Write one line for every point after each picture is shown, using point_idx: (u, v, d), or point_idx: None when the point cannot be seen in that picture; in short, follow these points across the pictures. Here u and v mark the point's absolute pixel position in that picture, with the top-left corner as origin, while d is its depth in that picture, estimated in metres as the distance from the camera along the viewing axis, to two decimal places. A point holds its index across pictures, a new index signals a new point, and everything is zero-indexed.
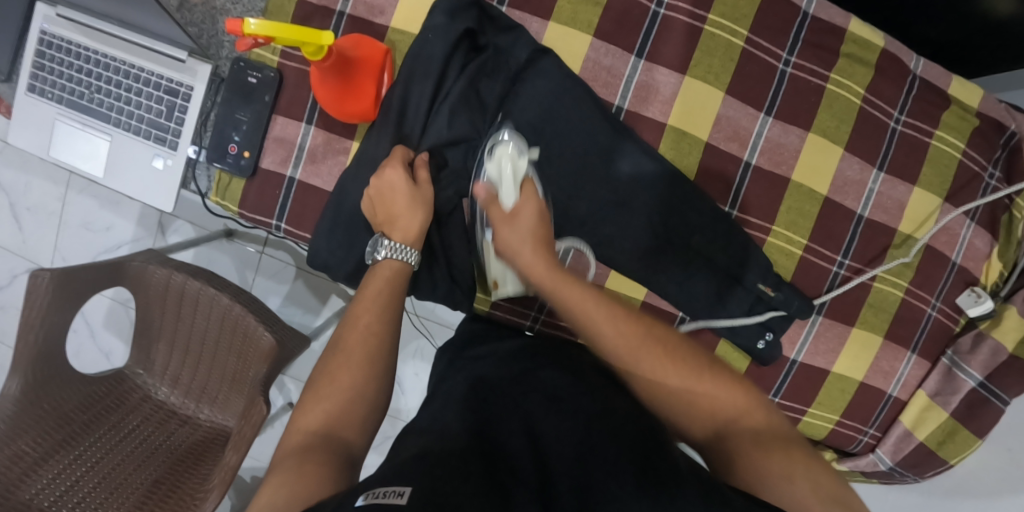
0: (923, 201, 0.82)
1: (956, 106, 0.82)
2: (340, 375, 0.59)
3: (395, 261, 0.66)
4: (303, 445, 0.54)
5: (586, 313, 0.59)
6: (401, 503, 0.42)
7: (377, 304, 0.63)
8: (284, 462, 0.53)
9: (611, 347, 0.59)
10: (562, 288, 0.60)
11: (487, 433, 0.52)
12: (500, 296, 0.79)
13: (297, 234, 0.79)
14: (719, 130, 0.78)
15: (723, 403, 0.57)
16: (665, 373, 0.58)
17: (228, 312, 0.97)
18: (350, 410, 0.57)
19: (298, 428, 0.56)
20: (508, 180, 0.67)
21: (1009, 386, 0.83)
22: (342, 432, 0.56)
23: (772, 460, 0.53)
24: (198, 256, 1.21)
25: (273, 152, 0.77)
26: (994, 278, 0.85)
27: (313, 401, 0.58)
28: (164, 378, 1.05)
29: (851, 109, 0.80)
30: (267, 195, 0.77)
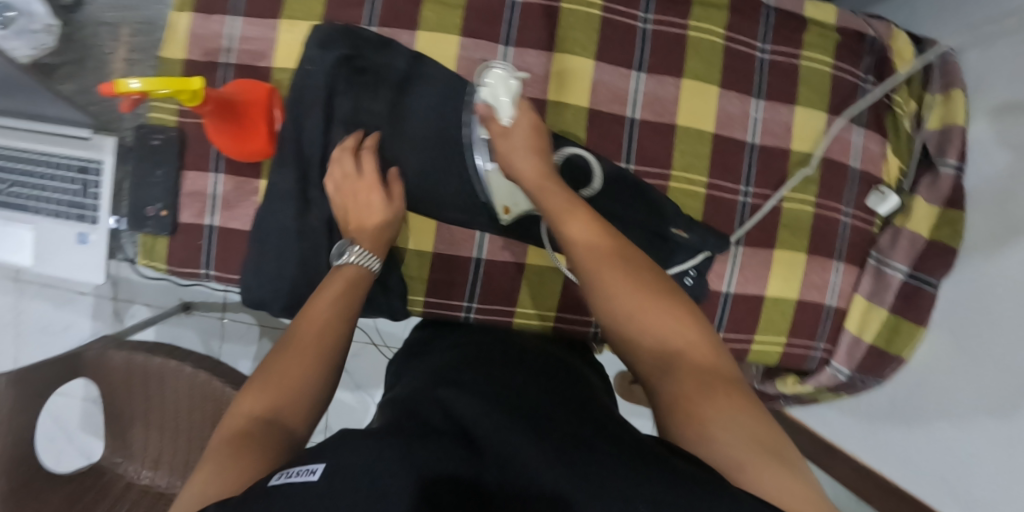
0: (808, 118, 0.86)
1: (815, 27, 0.86)
2: (289, 368, 0.57)
3: (358, 268, 0.67)
4: (243, 431, 0.51)
5: (580, 240, 0.57)
6: (311, 480, 0.41)
7: (333, 303, 0.62)
8: (220, 450, 0.50)
9: (599, 281, 0.54)
10: (552, 197, 0.60)
11: (414, 410, 0.51)
12: (431, 295, 0.82)
13: (226, 277, 0.82)
14: (597, 96, 0.83)
15: (675, 337, 0.52)
16: (650, 314, 0.53)
17: (194, 380, 0.99)
18: (297, 399, 0.56)
19: (239, 412, 0.54)
20: (506, 95, 0.66)
21: (933, 270, 0.86)
22: (287, 420, 0.54)
23: (700, 395, 0.49)
24: (161, 333, 1.23)
25: (190, 206, 0.81)
26: (896, 175, 0.89)
27: (262, 384, 0.56)
28: (145, 462, 1.06)
29: (717, 49, 0.84)
30: (192, 247, 0.82)
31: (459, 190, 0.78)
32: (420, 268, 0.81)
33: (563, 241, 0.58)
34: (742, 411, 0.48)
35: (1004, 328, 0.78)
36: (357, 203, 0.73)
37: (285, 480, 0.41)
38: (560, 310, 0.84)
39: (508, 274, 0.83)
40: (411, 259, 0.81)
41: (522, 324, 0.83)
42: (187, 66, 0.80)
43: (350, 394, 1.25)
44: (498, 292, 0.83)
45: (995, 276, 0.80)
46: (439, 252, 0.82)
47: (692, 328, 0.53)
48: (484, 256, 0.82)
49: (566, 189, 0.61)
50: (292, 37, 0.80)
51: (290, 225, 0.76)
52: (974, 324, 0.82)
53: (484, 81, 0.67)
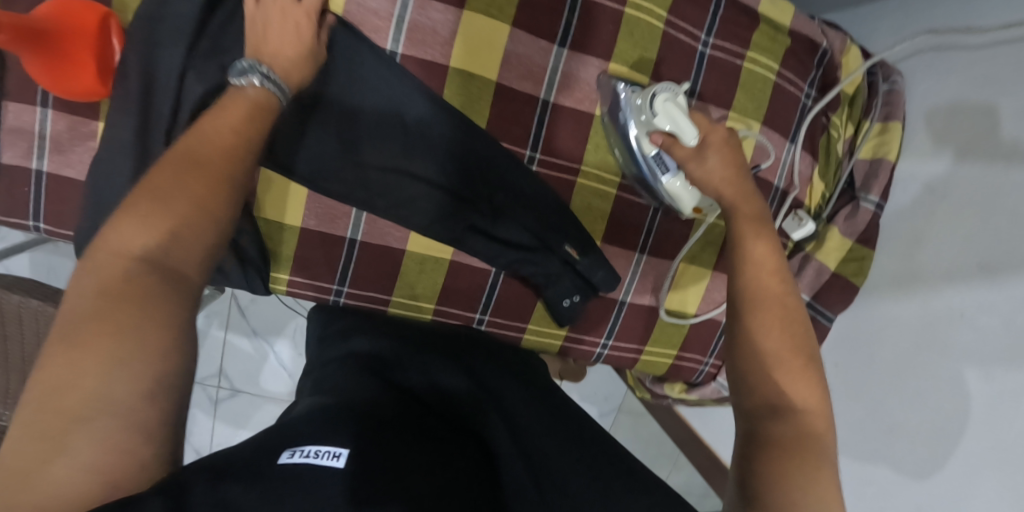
0: (740, 127, 0.78)
1: (766, 26, 0.77)
2: (186, 197, 0.45)
3: (267, 95, 0.54)
4: (129, 285, 0.41)
5: (757, 271, 0.54)
6: (337, 468, 0.43)
7: (244, 128, 0.51)
8: (105, 319, 0.39)
9: (759, 312, 0.52)
10: (745, 221, 0.58)
11: (395, 401, 0.57)
12: (297, 274, 0.74)
13: (60, 232, 0.71)
14: (508, 70, 0.72)
15: (799, 391, 0.49)
16: (791, 369, 0.49)
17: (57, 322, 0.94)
18: (195, 238, 0.45)
19: (115, 249, 0.42)
20: (677, 118, 0.63)
21: (833, 304, 0.83)
22: (181, 265, 0.44)
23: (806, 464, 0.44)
24: (36, 262, 1.11)
25: (13, 145, 0.68)
26: (818, 199, 0.84)
27: (141, 209, 0.43)
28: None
29: (655, 35, 0.74)
30: (17, 193, 0.69)
31: (350, 168, 0.69)
32: (284, 242, 0.72)
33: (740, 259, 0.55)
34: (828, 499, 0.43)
35: (882, 370, 0.79)
36: (281, 28, 0.59)
37: (304, 459, 0.44)
38: (440, 304, 0.78)
39: (386, 259, 0.75)
40: (276, 233, 0.72)
41: (397, 313, 0.77)
42: None
43: (247, 340, 1.17)
44: (375, 279, 0.75)
45: (887, 320, 0.80)
46: (308, 228, 0.72)
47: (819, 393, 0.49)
48: (360, 237, 0.74)
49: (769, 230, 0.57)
50: None
51: (124, 186, 0.66)
52: (859, 360, 0.82)
53: (655, 113, 0.65)
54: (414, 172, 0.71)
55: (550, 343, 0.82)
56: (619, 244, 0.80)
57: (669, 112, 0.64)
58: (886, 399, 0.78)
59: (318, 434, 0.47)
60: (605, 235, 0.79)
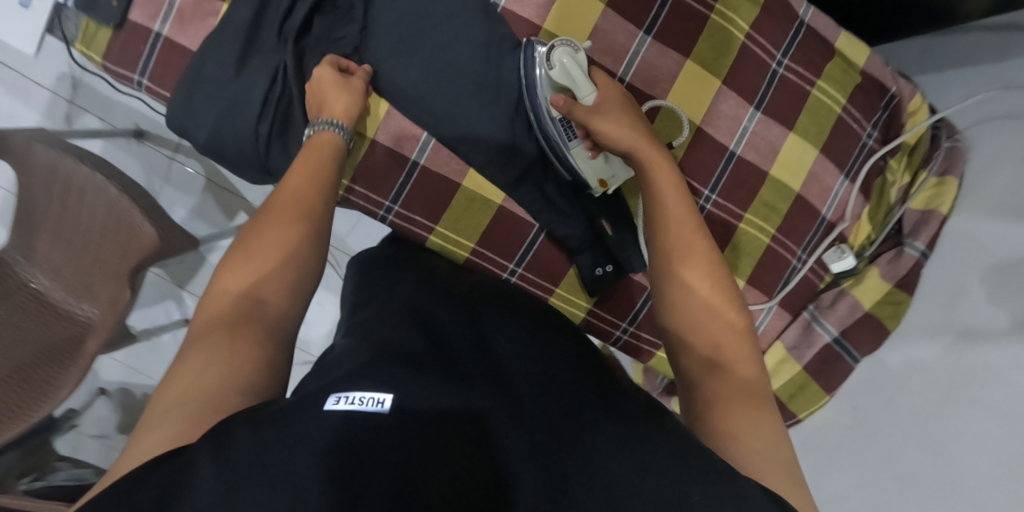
0: (797, 147, 0.82)
1: (840, 59, 0.81)
2: (269, 250, 0.58)
3: (332, 137, 0.68)
4: (228, 315, 0.54)
5: (677, 237, 0.59)
6: (381, 415, 0.45)
7: (310, 171, 0.64)
8: (213, 331, 0.53)
9: (683, 269, 0.57)
10: (661, 174, 0.64)
11: (432, 343, 0.56)
12: (356, 183, 0.78)
13: (157, 93, 0.78)
14: (593, 42, 0.77)
15: (728, 332, 0.54)
16: (716, 325, 0.55)
17: (114, 204, 1.02)
18: (279, 285, 0.58)
19: (223, 290, 0.57)
20: (571, 62, 0.67)
21: (860, 344, 0.83)
22: (266, 294, 0.57)
23: (732, 406, 0.50)
24: (106, 149, 1.19)
25: (143, 7, 0.76)
26: (862, 239, 0.85)
27: (242, 260, 0.58)
28: (44, 269, 1.08)
29: (733, 44, 0.79)
30: (131, 48, 0.77)
31: (430, 92, 0.75)
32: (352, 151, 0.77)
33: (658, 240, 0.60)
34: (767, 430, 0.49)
35: (901, 418, 0.77)
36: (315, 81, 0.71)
37: (349, 406, 0.44)
38: (479, 246, 0.80)
39: (440, 189, 0.78)
40: None
41: (435, 245, 0.80)
42: None
43: None
44: (424, 205, 0.78)
45: (918, 368, 0.78)
46: (379, 141, 0.77)
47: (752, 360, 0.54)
48: (422, 162, 0.78)
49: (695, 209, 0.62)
50: None
51: (229, 59, 0.73)
52: (878, 401, 0.81)
53: (551, 64, 0.68)
54: (482, 114, 0.76)
55: (573, 314, 0.83)
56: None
57: (564, 60, 0.68)
58: (896, 453, 0.77)
59: (360, 378, 0.48)
60: None
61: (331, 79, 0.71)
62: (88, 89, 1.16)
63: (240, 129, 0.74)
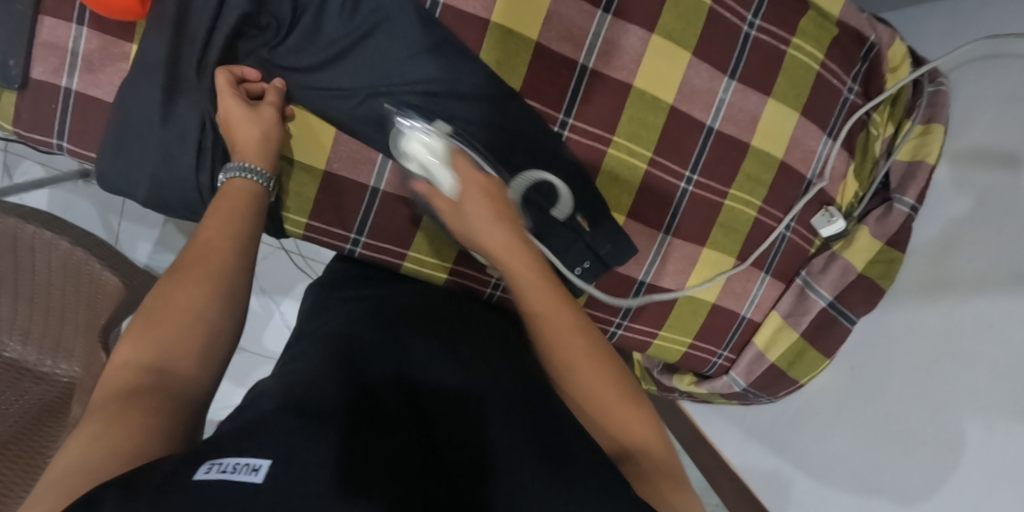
0: (777, 112, 0.77)
1: (816, 13, 0.75)
2: (173, 317, 0.51)
3: (248, 183, 0.62)
4: (126, 388, 0.46)
5: (539, 306, 0.52)
6: (256, 483, 0.36)
7: (227, 218, 0.58)
8: (103, 407, 0.45)
9: (557, 353, 0.50)
10: (505, 248, 0.54)
11: (342, 369, 0.48)
12: (316, 218, 0.72)
13: (80, 154, 0.71)
14: (550, 30, 0.70)
15: (622, 413, 0.50)
16: (602, 396, 0.50)
17: (69, 257, 0.99)
18: (190, 344, 0.51)
19: (120, 364, 0.49)
20: (430, 160, 0.60)
21: (856, 307, 0.81)
22: (176, 367, 0.49)
23: (654, 482, 0.48)
24: (54, 197, 1.18)
25: (44, 60, 0.68)
26: (850, 197, 0.82)
27: (142, 330, 0.50)
28: (14, 334, 1.06)
29: (700, 10, 0.72)
30: (42, 109, 0.70)
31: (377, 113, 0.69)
32: (306, 185, 0.71)
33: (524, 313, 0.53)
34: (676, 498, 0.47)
35: (897, 380, 0.76)
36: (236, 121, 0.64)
37: (219, 476, 0.36)
38: (456, 263, 0.76)
39: (405, 212, 0.73)
40: (299, 174, 0.71)
41: (410, 271, 0.75)
42: None
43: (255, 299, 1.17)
44: (392, 231, 0.74)
45: (906, 326, 0.77)
46: (333, 172, 0.72)
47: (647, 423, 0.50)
48: (383, 187, 0.72)
49: (547, 272, 0.54)
50: None
51: (154, 111, 0.65)
52: (873, 364, 0.80)
53: (409, 155, 0.62)
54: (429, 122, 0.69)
55: None
56: (640, 222, 0.78)
57: (423, 151, 0.60)
58: (893, 411, 0.76)
59: (248, 438, 0.39)
60: (630, 209, 0.77)
61: (239, 112, 0.64)
62: None
63: (184, 184, 0.69)
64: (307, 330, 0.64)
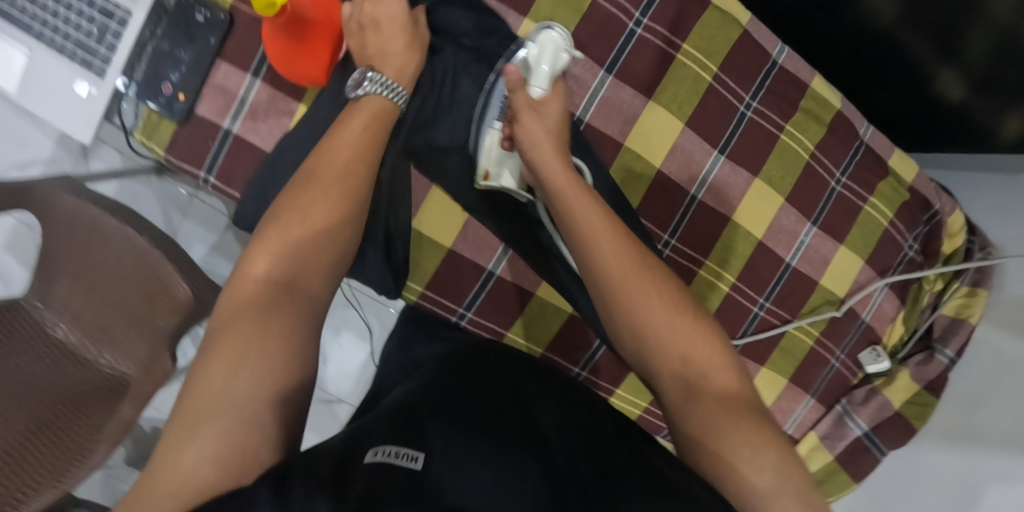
0: (846, 259, 0.87)
1: (892, 178, 0.86)
2: (310, 215, 0.54)
3: (381, 101, 0.61)
4: (259, 301, 0.50)
5: (607, 256, 0.55)
6: (416, 468, 0.43)
7: (362, 142, 0.59)
8: (239, 320, 0.49)
9: (614, 284, 0.55)
10: (563, 177, 0.59)
11: (468, 391, 0.57)
12: (430, 289, 0.78)
13: (224, 191, 0.74)
14: (671, 160, 0.79)
15: (703, 357, 0.54)
16: (682, 335, 0.54)
17: (143, 255, 0.87)
18: (318, 254, 0.54)
19: (250, 276, 0.52)
20: (548, 60, 0.66)
21: (888, 440, 0.89)
22: (305, 283, 0.53)
23: (730, 422, 0.51)
24: (122, 189, 1.05)
25: (212, 100, 0.73)
26: (896, 339, 0.91)
27: (277, 236, 0.53)
28: (65, 314, 0.95)
29: (798, 163, 0.82)
30: (198, 142, 0.73)
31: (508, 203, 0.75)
32: (430, 258, 0.77)
33: (588, 262, 0.56)
34: (766, 447, 0.50)
35: None
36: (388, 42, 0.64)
37: (384, 459, 0.43)
38: (548, 350, 0.81)
39: (512, 297, 0.79)
40: (426, 245, 0.77)
41: None
42: None
43: None
44: (496, 311, 0.79)
45: (932, 466, 0.84)
46: (455, 251, 0.78)
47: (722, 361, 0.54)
48: (498, 271, 0.78)
49: (599, 202, 0.59)
50: None
51: None
52: (899, 496, 0.87)
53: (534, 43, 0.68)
54: None
55: (629, 410, 0.85)
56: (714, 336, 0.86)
57: (543, 56, 0.67)
58: None
59: (406, 432, 0.47)
60: (707, 324, 0.85)
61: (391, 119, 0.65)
62: None
63: None
64: (401, 365, 0.70)
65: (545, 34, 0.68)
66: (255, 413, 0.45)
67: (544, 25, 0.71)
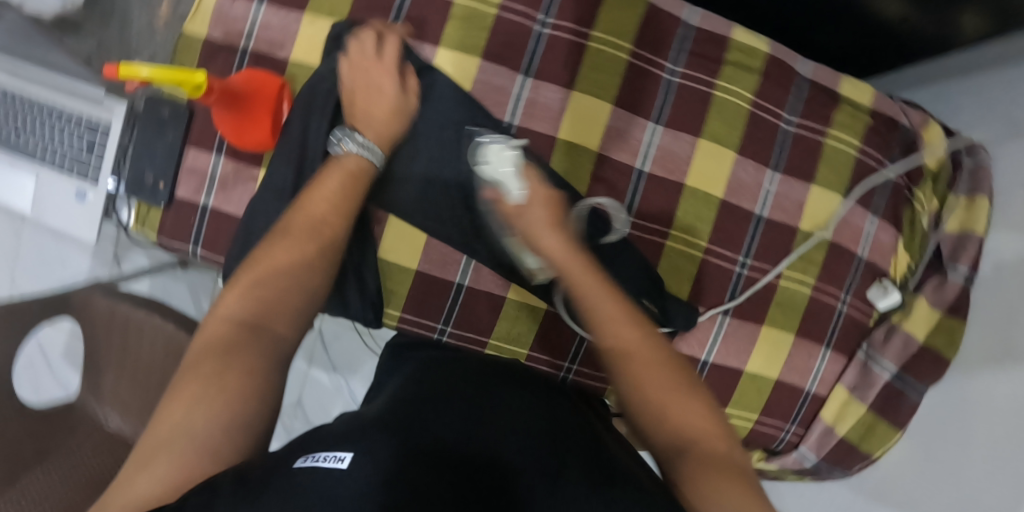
0: (821, 198, 0.84)
1: (846, 105, 0.83)
2: (277, 263, 0.59)
3: (358, 161, 0.68)
4: (227, 339, 0.54)
5: (598, 302, 0.59)
6: (340, 467, 0.43)
7: (335, 198, 0.65)
8: (206, 358, 0.52)
9: (614, 344, 0.56)
10: (581, 273, 0.61)
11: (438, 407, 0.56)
12: (408, 311, 0.82)
13: (211, 258, 0.79)
14: (609, 141, 0.81)
15: (693, 422, 0.53)
16: (674, 408, 0.53)
17: (173, 339, 0.92)
18: (288, 300, 0.58)
19: (220, 316, 0.56)
20: (507, 173, 0.72)
21: (923, 376, 0.83)
22: (274, 324, 0.56)
23: (715, 476, 0.49)
24: (154, 287, 1.16)
25: (187, 182, 0.78)
26: (903, 270, 0.86)
27: (246, 280, 0.58)
28: (116, 405, 0.96)
29: (740, 114, 0.82)
30: (183, 223, 0.78)
31: (460, 214, 0.79)
32: (401, 283, 0.81)
33: (585, 309, 0.60)
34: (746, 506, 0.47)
35: (974, 451, 0.75)
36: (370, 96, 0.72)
37: (312, 463, 0.44)
38: (533, 350, 0.83)
39: (486, 304, 0.82)
40: (394, 272, 0.81)
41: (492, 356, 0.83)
42: (206, 45, 0.79)
43: (326, 374, 1.24)
44: (475, 322, 0.82)
45: (982, 394, 0.77)
46: (423, 271, 0.81)
47: (712, 420, 0.54)
48: (467, 282, 0.82)
49: (603, 273, 0.62)
50: (317, 28, 0.78)
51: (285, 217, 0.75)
52: (951, 433, 0.79)
53: (488, 160, 0.75)
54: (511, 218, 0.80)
55: None
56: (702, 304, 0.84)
57: (501, 164, 0.73)
58: (959, 475, 0.76)
59: (346, 441, 0.48)
60: (691, 294, 0.84)
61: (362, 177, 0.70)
62: None
63: None
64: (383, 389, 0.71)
65: (494, 147, 0.75)
66: (213, 442, 0.48)
67: (475, 139, 0.78)
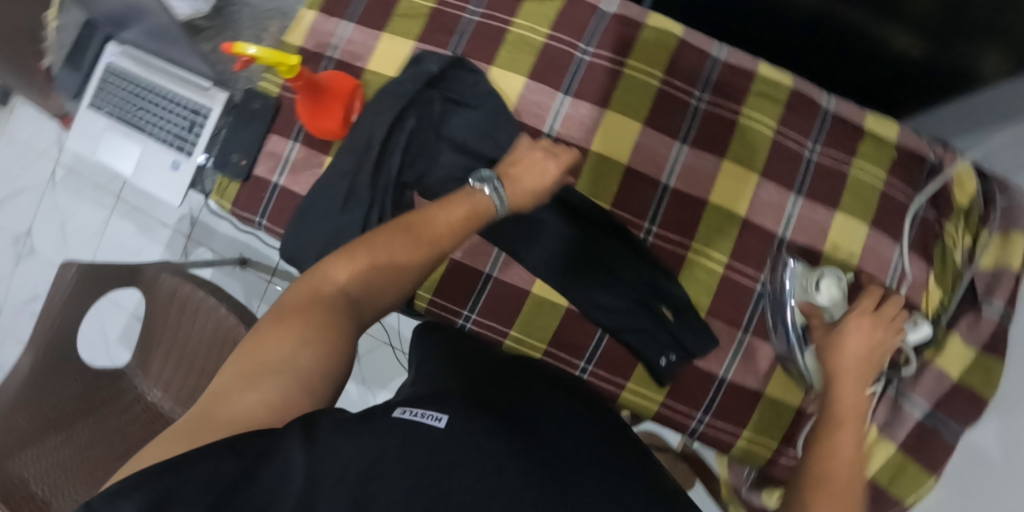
0: (846, 225, 0.85)
1: (871, 138, 0.87)
2: (393, 255, 0.58)
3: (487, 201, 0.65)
4: (325, 301, 0.54)
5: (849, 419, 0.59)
6: (437, 426, 0.45)
7: (459, 220, 0.63)
8: (306, 309, 0.53)
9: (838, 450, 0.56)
10: (849, 392, 0.61)
11: (512, 395, 0.55)
12: (437, 296, 0.88)
13: (274, 230, 0.90)
14: (637, 155, 0.87)
15: None
16: None
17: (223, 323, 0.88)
18: (385, 290, 0.58)
19: (327, 273, 0.56)
20: (825, 295, 0.74)
21: (956, 416, 0.79)
22: (365, 305, 0.56)
23: None
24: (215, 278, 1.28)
25: (264, 163, 0.91)
26: (935, 305, 0.85)
27: (362, 252, 0.57)
28: (159, 381, 0.93)
29: (763, 140, 0.87)
30: (255, 196, 0.90)
31: None
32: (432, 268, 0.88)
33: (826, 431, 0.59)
34: None
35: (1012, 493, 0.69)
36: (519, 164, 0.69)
37: (410, 417, 0.46)
38: (551, 345, 0.86)
39: (510, 296, 0.87)
40: None
41: (511, 347, 0.87)
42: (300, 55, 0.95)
43: (356, 386, 1.25)
44: (498, 312, 0.87)
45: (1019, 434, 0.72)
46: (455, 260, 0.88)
47: None
48: (495, 274, 0.87)
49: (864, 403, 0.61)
50: (392, 46, 0.93)
51: (336, 199, 0.85)
52: (990, 477, 0.73)
53: (817, 289, 0.74)
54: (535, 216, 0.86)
55: (646, 406, 0.86)
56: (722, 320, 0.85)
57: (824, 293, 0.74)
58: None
59: (430, 403, 0.49)
60: (710, 307, 0.85)
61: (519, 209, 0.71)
62: (203, 225, 1.29)
63: None
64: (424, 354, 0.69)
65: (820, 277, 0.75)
66: (313, 382, 0.49)
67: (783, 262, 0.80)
